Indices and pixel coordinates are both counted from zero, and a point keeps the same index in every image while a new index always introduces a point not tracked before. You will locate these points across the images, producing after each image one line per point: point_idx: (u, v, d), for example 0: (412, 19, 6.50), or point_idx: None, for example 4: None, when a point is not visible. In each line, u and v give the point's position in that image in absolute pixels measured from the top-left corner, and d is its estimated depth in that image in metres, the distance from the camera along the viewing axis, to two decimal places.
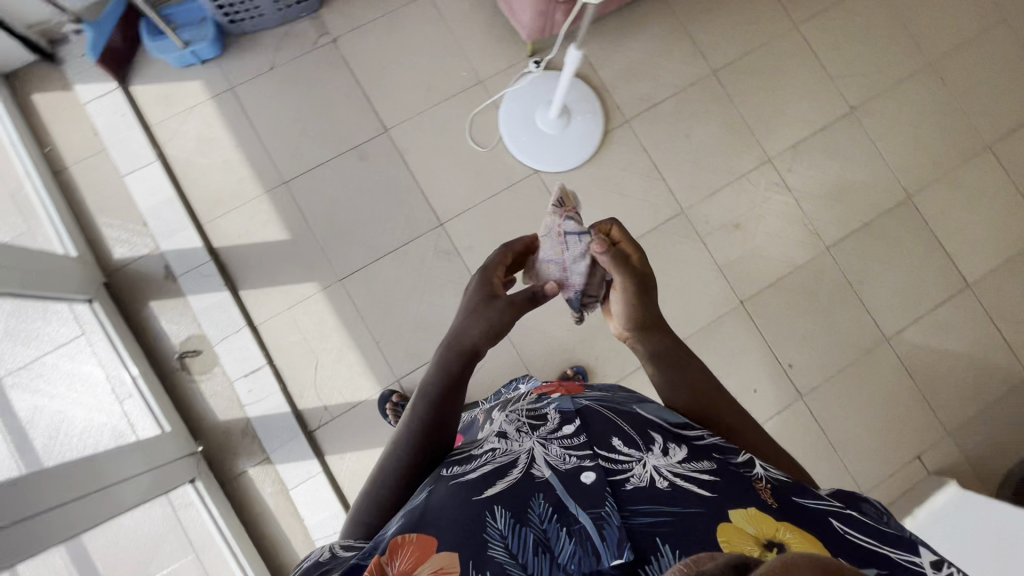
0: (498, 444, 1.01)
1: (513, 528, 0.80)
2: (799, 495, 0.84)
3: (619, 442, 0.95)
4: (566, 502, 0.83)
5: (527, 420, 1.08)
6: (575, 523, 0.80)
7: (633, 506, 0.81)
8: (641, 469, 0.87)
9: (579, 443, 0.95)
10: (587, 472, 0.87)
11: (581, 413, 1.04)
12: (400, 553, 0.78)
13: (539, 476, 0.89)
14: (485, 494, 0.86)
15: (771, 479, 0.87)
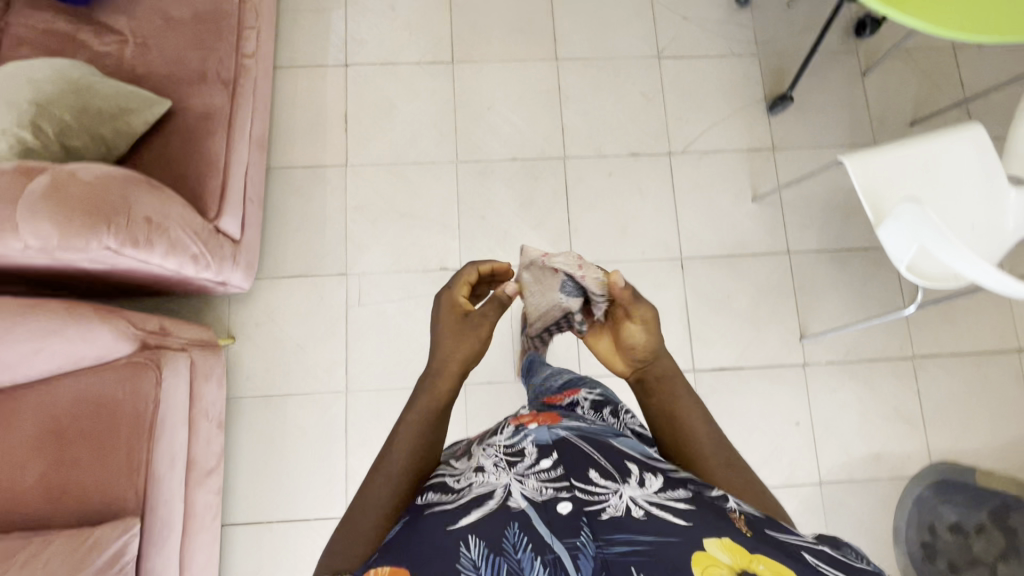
0: (453, 476, 0.61)
1: (488, 557, 0.50)
2: (767, 526, 0.52)
3: (597, 468, 0.58)
4: (552, 542, 0.50)
5: (501, 455, 0.61)
6: (551, 556, 0.50)
7: (609, 537, 0.51)
8: (617, 498, 0.54)
9: (557, 475, 0.57)
10: (564, 502, 0.54)
11: (563, 442, 0.62)
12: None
13: (515, 506, 0.54)
14: (461, 523, 0.52)
15: (749, 516, 0.54)
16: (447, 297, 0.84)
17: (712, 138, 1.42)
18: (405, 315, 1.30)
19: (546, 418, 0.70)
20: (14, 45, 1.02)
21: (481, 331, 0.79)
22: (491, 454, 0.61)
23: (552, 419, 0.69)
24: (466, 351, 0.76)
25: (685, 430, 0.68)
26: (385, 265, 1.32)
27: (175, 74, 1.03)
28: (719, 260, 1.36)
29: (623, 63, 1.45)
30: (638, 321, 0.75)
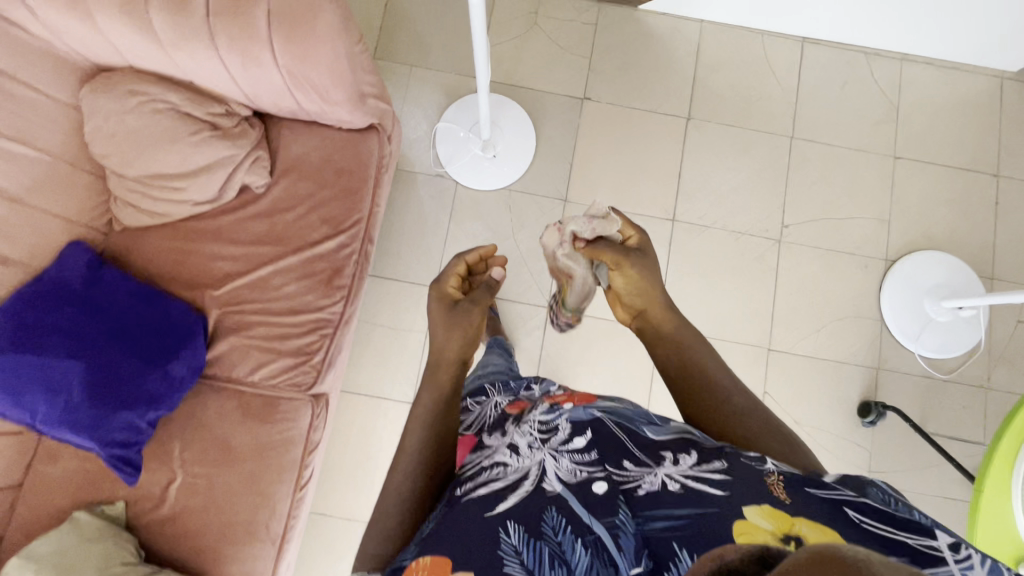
0: (488, 456, 0.71)
1: (528, 542, 0.55)
2: (810, 485, 0.51)
3: (630, 453, 0.63)
4: (590, 523, 0.55)
5: (536, 436, 0.71)
6: (591, 535, 0.54)
7: (649, 513, 0.54)
8: (652, 475, 0.58)
9: (591, 457, 0.65)
10: (599, 483, 0.60)
11: (596, 426, 0.70)
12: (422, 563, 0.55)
13: (551, 490, 0.60)
14: (498, 508, 0.59)
15: (789, 478, 0.53)
16: (435, 289, 0.93)
17: None
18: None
19: (580, 400, 0.79)
20: (48, 459, 0.89)
21: (472, 318, 0.89)
22: (527, 435, 0.71)
23: (587, 399, 0.79)
24: (460, 340, 0.86)
25: (702, 377, 0.77)
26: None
27: (220, 525, 0.90)
28: None
29: None
30: (635, 268, 0.88)
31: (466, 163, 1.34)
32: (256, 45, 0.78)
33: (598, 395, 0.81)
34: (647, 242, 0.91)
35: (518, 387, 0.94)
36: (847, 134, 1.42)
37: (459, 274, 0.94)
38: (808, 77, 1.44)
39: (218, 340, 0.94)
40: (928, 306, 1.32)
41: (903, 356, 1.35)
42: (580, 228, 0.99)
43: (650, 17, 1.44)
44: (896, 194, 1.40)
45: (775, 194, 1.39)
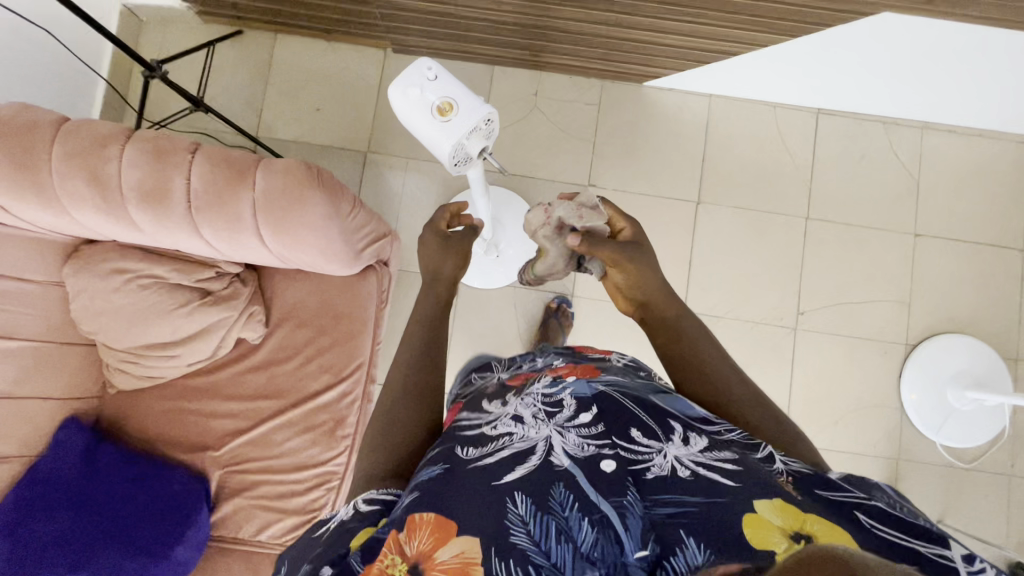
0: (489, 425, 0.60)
1: (535, 515, 0.47)
2: (825, 486, 0.47)
3: (638, 423, 0.55)
4: (597, 499, 0.48)
5: (540, 406, 0.60)
6: (599, 513, 0.47)
7: (658, 498, 0.48)
8: (662, 454, 0.51)
9: (600, 427, 0.56)
10: (608, 459, 0.52)
11: (602, 395, 0.59)
12: (422, 529, 0.48)
13: (558, 463, 0.51)
14: (506, 479, 0.51)
15: (797, 481, 0.50)
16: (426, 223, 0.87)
17: None
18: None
19: (585, 368, 0.68)
20: None
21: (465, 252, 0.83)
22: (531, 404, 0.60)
23: (591, 371, 0.67)
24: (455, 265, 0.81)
25: (693, 354, 0.73)
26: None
27: None
28: None
29: None
30: (636, 264, 0.82)
31: (479, 270, 1.29)
32: (242, 233, 0.73)
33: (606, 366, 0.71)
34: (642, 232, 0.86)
35: (521, 361, 0.85)
36: (865, 212, 1.36)
37: (449, 215, 0.87)
38: (824, 152, 1.38)
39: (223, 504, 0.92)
40: (953, 394, 1.26)
41: (926, 445, 1.31)
42: (565, 214, 0.95)
43: (656, 93, 1.37)
44: (916, 273, 1.35)
45: (790, 279, 1.34)
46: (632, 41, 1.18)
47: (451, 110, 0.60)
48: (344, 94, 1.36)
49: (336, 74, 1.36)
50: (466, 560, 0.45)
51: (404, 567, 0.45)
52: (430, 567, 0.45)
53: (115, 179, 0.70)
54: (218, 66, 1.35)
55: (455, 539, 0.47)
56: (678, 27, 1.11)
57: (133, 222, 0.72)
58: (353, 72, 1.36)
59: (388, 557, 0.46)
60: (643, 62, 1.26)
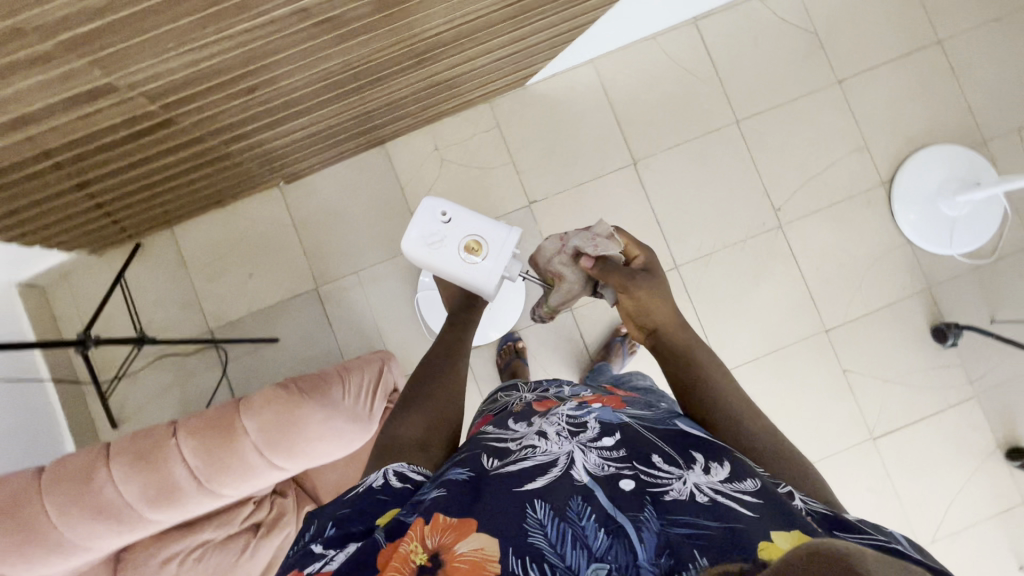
0: (514, 442, 0.69)
1: (553, 518, 0.55)
2: (848, 529, 0.52)
3: (660, 455, 0.64)
4: (615, 515, 0.56)
5: (565, 426, 0.70)
6: (614, 525, 0.55)
7: (674, 517, 0.55)
8: (681, 482, 0.60)
9: (621, 454, 0.65)
10: (626, 479, 0.60)
11: (626, 427, 0.69)
12: (443, 528, 0.54)
13: (579, 481, 0.61)
14: (527, 485, 0.59)
15: (815, 519, 0.55)
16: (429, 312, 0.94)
17: (955, 514, 1.30)
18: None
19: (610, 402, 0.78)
20: None
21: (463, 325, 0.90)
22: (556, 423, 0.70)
23: (618, 405, 0.78)
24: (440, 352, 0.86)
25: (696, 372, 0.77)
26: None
27: None
28: None
29: (836, 454, 1.30)
30: (642, 291, 0.84)
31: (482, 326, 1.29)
32: (258, 475, 0.74)
33: (630, 400, 0.81)
34: (655, 262, 0.86)
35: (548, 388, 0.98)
36: (785, 87, 1.35)
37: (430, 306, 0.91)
38: (720, 51, 1.35)
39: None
40: (948, 211, 1.29)
41: (948, 264, 1.33)
42: (585, 244, 0.89)
43: (543, 86, 1.34)
44: (858, 117, 1.35)
45: (752, 185, 1.34)
46: (499, 59, 1.14)
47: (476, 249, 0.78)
48: (265, 247, 1.32)
49: (248, 233, 1.32)
50: (484, 557, 0.51)
51: (425, 557, 0.51)
52: (451, 560, 0.51)
53: (116, 499, 0.70)
54: (136, 289, 1.30)
55: (476, 537, 0.54)
56: (533, 28, 1.08)
57: (151, 525, 0.72)
58: (261, 222, 1.32)
59: (411, 543, 0.53)
60: (516, 69, 1.23)
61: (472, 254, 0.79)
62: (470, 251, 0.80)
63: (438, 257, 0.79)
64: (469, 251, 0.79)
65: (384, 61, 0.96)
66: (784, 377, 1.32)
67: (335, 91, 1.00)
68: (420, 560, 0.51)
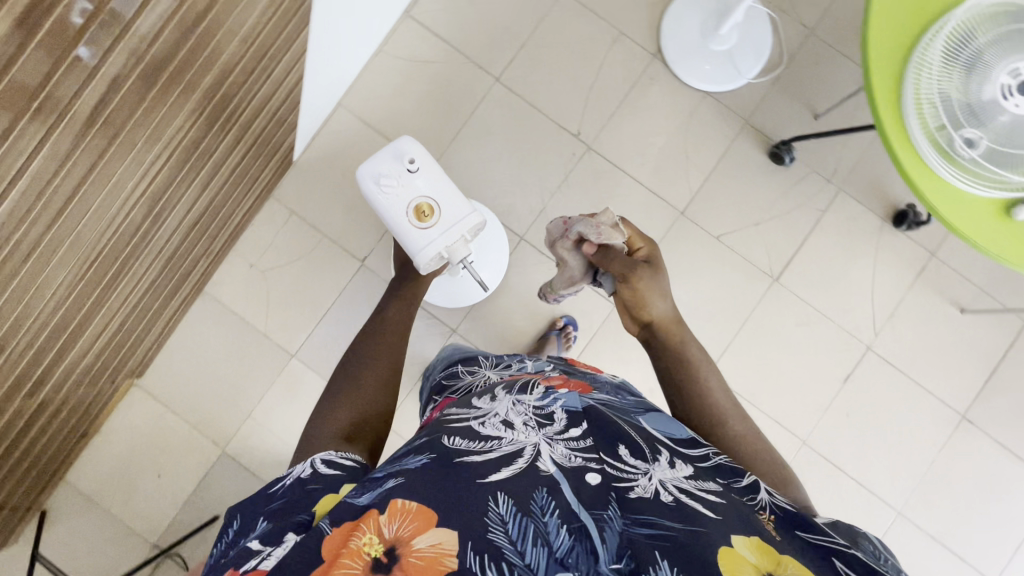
0: (480, 425, 0.69)
1: (515, 513, 0.54)
2: (803, 531, 0.57)
3: (627, 447, 0.66)
4: (578, 512, 0.56)
5: (530, 416, 0.71)
6: (577, 524, 0.54)
7: (637, 518, 0.56)
8: (647, 480, 0.62)
9: (589, 445, 0.66)
10: (593, 472, 0.61)
11: (592, 416, 0.71)
12: (402, 516, 0.52)
13: (544, 470, 0.60)
14: (490, 476, 0.58)
15: (776, 519, 0.60)
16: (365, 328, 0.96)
17: (881, 298, 1.32)
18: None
19: (576, 387, 0.80)
20: None
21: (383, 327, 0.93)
22: (522, 413, 0.71)
23: (583, 389, 0.81)
24: None
25: (681, 357, 0.92)
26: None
27: None
28: (993, 394, 1.31)
29: (750, 311, 1.32)
30: (643, 283, 0.95)
31: (445, 293, 1.24)
32: None
33: (595, 388, 0.84)
34: (658, 255, 0.98)
35: (510, 364, 1.00)
36: (520, 23, 1.35)
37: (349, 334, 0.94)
38: (445, 27, 1.34)
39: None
40: (722, 53, 1.30)
41: (749, 90, 1.33)
42: (589, 231, 1.01)
43: (310, 154, 1.33)
44: (596, 13, 1.35)
45: (544, 126, 1.34)
46: (238, 160, 1.13)
47: (427, 218, 0.90)
48: (156, 443, 1.30)
49: (133, 441, 1.30)
50: (442, 551, 0.49)
51: (380, 549, 0.49)
52: (407, 553, 0.48)
53: None
54: (64, 557, 1.27)
55: (442, 528, 0.51)
56: (243, 121, 1.06)
57: None
58: (140, 425, 1.30)
59: (365, 535, 0.50)
60: (269, 156, 1.22)
61: (421, 219, 0.91)
62: (423, 216, 0.91)
63: (391, 206, 0.90)
64: (420, 216, 0.91)
65: (121, 239, 0.94)
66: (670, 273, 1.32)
67: (99, 292, 0.97)
68: (377, 553, 0.48)
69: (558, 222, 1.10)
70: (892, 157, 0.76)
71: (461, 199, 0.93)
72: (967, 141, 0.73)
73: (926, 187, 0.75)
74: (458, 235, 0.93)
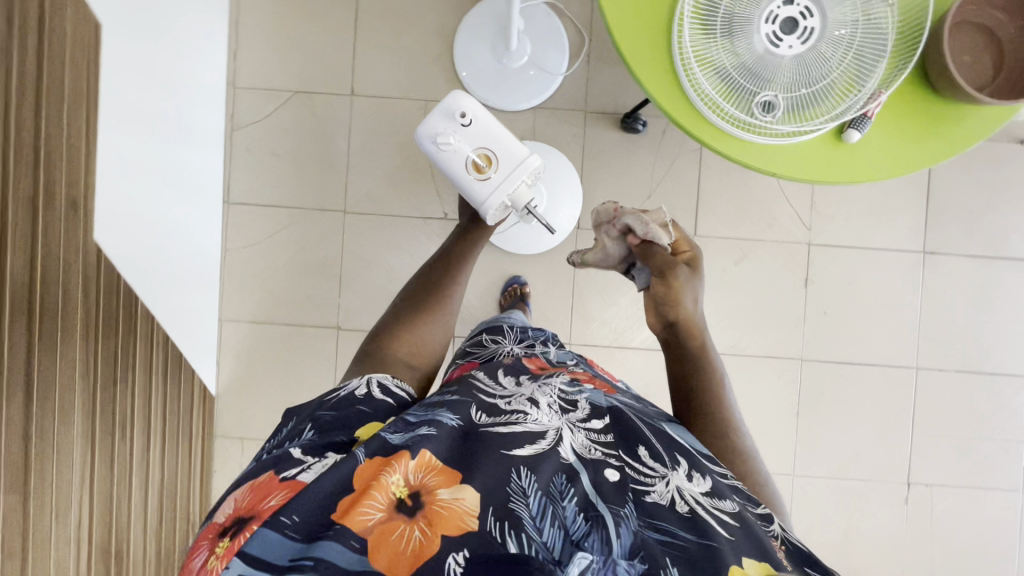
0: (505, 398, 0.64)
1: (538, 496, 0.52)
2: (813, 564, 0.52)
3: (648, 446, 0.61)
4: (597, 502, 0.53)
5: (556, 399, 0.65)
6: (595, 513, 0.52)
7: (652, 521, 0.53)
8: (666, 485, 0.57)
9: (610, 442, 0.61)
10: (612, 469, 0.57)
11: (618, 412, 0.65)
12: (427, 467, 0.53)
13: (566, 457, 0.57)
14: (515, 453, 0.55)
15: (789, 551, 0.55)
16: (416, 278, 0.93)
17: (796, 199, 1.30)
18: (957, 541, 1.32)
19: (601, 384, 0.73)
20: None
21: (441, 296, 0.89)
22: (548, 395, 0.65)
23: (608, 386, 0.73)
24: None
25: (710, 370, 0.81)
26: (899, 558, 1.32)
27: None
28: (939, 221, 1.30)
29: None
30: (677, 284, 0.85)
31: (519, 240, 1.25)
32: None
33: (619, 388, 0.75)
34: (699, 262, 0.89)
35: (537, 344, 0.89)
36: (333, 149, 1.30)
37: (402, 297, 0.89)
38: (271, 193, 1.30)
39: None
40: (519, 71, 1.24)
41: (571, 86, 1.29)
42: (635, 224, 0.89)
43: (223, 379, 1.30)
44: (395, 97, 1.29)
45: (411, 228, 1.30)
46: (163, 441, 1.12)
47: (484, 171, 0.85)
48: None
49: None
50: (464, 508, 0.50)
51: (405, 492, 0.50)
52: (433, 501, 0.50)
53: None
54: None
55: (469, 488, 0.51)
56: (139, 418, 1.04)
57: None
58: None
59: (395, 474, 0.51)
60: (189, 413, 1.20)
61: (480, 172, 0.86)
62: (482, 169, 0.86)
63: (449, 162, 0.86)
64: (479, 169, 0.85)
65: None
66: (599, 288, 1.30)
67: None
68: (403, 494, 0.50)
69: (608, 207, 0.92)
70: (714, 153, 0.74)
71: (517, 143, 0.86)
72: (765, 104, 0.71)
73: (761, 164, 0.73)
74: (523, 182, 0.87)
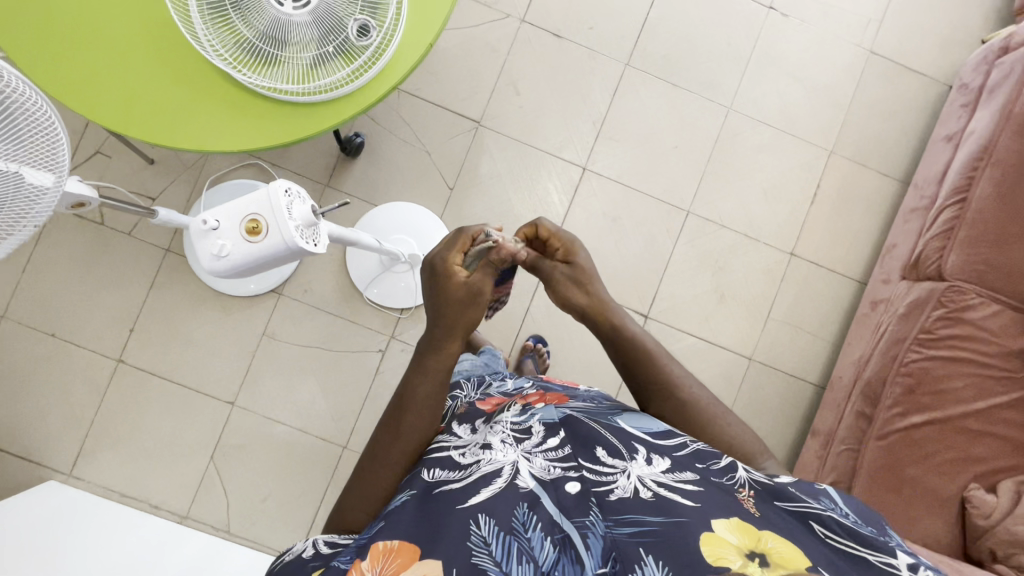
0: (460, 451, 0.61)
1: (498, 533, 0.49)
2: (784, 499, 0.51)
3: (606, 443, 0.57)
4: (561, 521, 0.51)
5: (508, 431, 0.62)
6: (561, 534, 0.50)
7: (619, 516, 0.50)
8: (626, 478, 0.53)
9: (567, 451, 0.58)
10: (572, 481, 0.55)
11: (570, 417, 0.63)
12: (386, 554, 0.47)
13: (524, 486, 0.54)
14: (469, 501, 0.52)
15: (761, 489, 0.53)
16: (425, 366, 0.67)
17: (480, 19, 1.33)
18: None
19: (552, 398, 0.71)
20: None
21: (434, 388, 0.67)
22: (499, 432, 0.62)
23: (558, 399, 0.71)
24: None
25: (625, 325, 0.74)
26: (835, 33, 1.38)
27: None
28: None
29: (521, 141, 1.33)
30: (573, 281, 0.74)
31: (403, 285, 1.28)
32: None
33: (573, 394, 0.73)
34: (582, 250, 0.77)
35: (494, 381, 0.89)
36: (280, 439, 1.27)
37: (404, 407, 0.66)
38: (302, 510, 1.26)
39: (1005, 317, 1.03)
40: None
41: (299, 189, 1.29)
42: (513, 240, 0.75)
43: None
44: (251, 359, 1.27)
45: (382, 385, 1.29)
46: None
47: (258, 231, 0.70)
48: None
49: None
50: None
51: None
52: None
53: None
54: None
55: (432, 560, 0.46)
56: None
57: None
58: None
59: None
60: None
61: (254, 234, 0.70)
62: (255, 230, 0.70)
63: (237, 261, 0.71)
64: (250, 232, 0.70)
65: None
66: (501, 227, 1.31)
67: None
68: None
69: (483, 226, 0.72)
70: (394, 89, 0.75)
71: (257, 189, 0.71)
72: (361, 27, 0.71)
73: (421, 44, 0.75)
74: (291, 196, 0.72)
